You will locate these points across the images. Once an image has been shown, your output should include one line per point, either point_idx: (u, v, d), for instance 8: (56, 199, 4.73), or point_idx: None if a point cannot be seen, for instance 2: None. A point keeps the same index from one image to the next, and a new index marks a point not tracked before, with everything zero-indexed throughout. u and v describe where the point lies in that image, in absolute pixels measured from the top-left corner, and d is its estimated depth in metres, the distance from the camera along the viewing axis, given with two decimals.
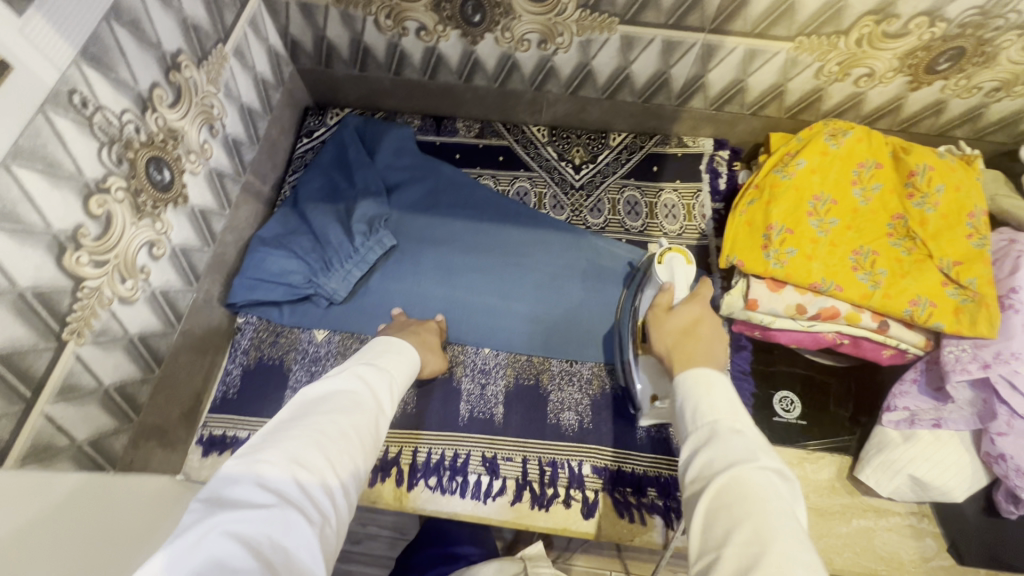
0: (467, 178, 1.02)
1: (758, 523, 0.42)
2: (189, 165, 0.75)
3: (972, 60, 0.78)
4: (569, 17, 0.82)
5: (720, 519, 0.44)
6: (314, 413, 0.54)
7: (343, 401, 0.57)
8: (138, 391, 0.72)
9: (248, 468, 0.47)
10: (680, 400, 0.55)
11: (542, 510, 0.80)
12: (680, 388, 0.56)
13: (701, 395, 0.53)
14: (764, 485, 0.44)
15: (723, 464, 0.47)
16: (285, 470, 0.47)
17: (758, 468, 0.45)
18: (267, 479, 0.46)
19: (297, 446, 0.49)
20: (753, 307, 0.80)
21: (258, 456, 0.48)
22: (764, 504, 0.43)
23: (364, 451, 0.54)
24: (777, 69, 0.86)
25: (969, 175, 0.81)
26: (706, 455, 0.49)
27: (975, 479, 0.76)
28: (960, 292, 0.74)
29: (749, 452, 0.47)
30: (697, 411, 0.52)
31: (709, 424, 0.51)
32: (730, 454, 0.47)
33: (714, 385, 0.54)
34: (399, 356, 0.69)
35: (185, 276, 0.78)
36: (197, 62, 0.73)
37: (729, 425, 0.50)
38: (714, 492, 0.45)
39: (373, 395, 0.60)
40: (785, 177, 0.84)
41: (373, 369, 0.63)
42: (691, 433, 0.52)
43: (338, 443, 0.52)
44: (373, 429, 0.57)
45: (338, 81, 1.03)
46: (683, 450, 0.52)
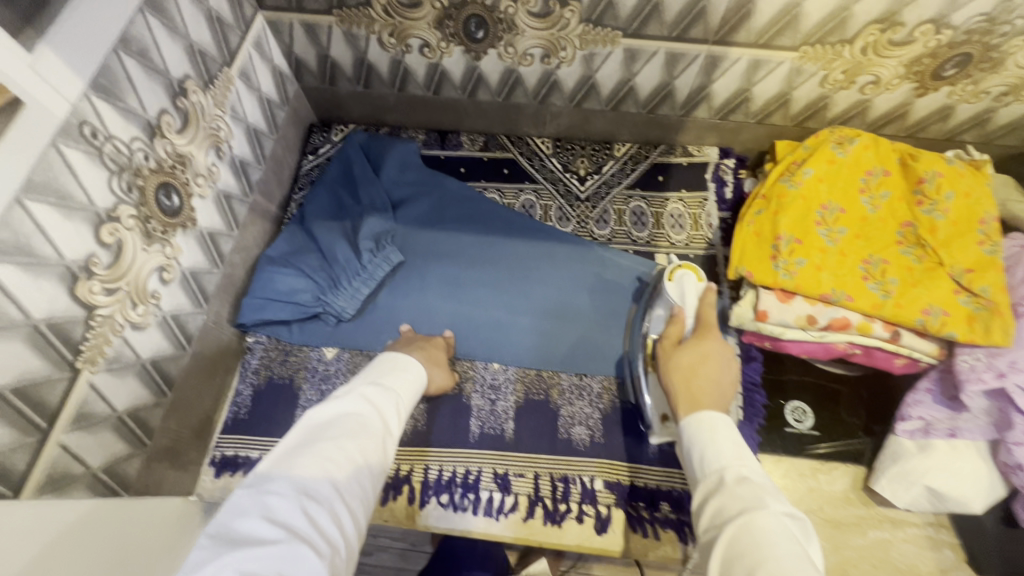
0: (472, 192, 1.02)
1: (771, 566, 0.42)
2: (198, 189, 0.75)
3: (979, 65, 0.78)
4: (572, 31, 0.82)
5: (735, 563, 0.45)
6: (320, 439, 0.54)
7: (350, 425, 0.57)
8: (151, 415, 0.72)
9: (257, 501, 0.47)
10: (689, 448, 0.57)
11: (554, 526, 0.79)
12: (687, 437, 0.58)
13: (707, 442, 0.55)
14: (773, 526, 0.45)
15: (734, 510, 0.48)
16: (293, 501, 0.47)
17: (766, 510, 0.46)
18: (276, 512, 0.47)
19: (305, 475, 0.50)
20: (763, 318, 0.79)
21: (266, 487, 0.49)
22: (774, 548, 0.44)
23: (370, 477, 0.54)
24: (781, 78, 0.85)
25: (978, 181, 0.80)
26: (717, 502, 0.50)
27: (992, 491, 0.75)
28: (973, 300, 0.74)
29: (758, 496, 0.48)
30: (704, 459, 0.54)
31: (716, 471, 0.53)
32: (739, 500, 0.49)
33: (719, 432, 0.56)
34: (405, 374, 0.69)
35: (195, 299, 0.78)
36: (203, 86, 0.74)
37: (736, 471, 0.52)
38: (727, 539, 0.46)
39: (381, 417, 0.60)
40: (792, 187, 0.83)
41: (379, 390, 0.63)
42: (701, 482, 0.53)
43: (344, 471, 0.52)
44: (381, 453, 0.57)
45: (342, 98, 1.03)
46: (696, 497, 0.53)
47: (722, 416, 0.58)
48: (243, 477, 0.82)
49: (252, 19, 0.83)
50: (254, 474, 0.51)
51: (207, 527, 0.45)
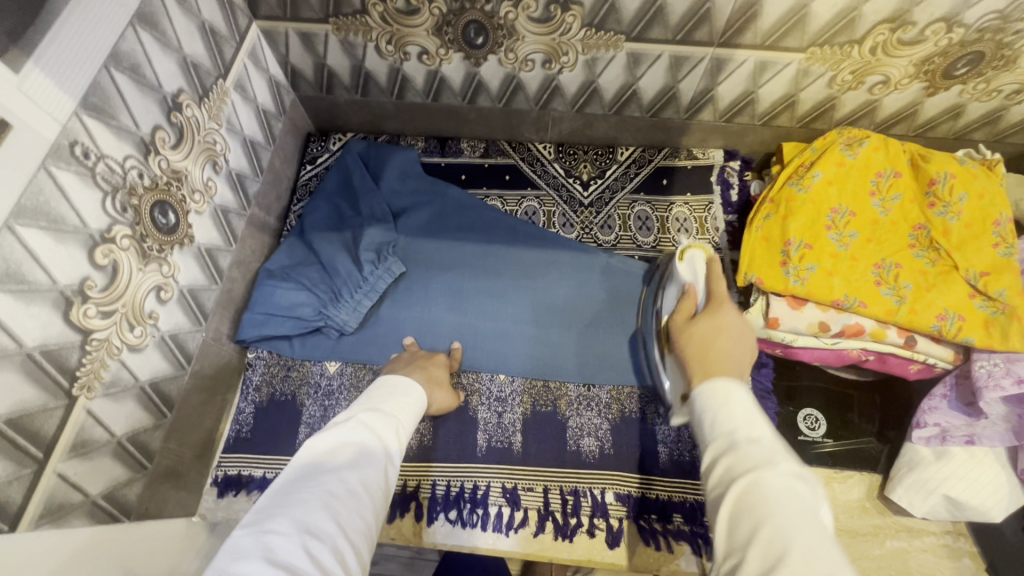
0: (474, 200, 1.00)
1: (779, 524, 0.40)
2: (195, 205, 0.74)
3: (992, 63, 0.76)
4: (574, 36, 0.80)
5: (742, 518, 0.43)
6: (320, 472, 0.53)
7: (351, 454, 0.55)
8: (151, 438, 0.71)
9: (257, 541, 0.45)
10: (699, 413, 0.53)
11: (565, 540, 0.78)
12: (699, 402, 0.53)
13: (719, 404, 0.51)
14: (784, 486, 0.43)
15: (743, 469, 0.45)
16: (294, 539, 0.45)
17: (778, 472, 0.43)
18: (277, 552, 0.44)
19: (306, 511, 0.48)
20: (775, 325, 0.77)
21: (265, 526, 0.47)
22: (785, 509, 0.41)
23: (373, 509, 0.53)
24: (788, 80, 0.84)
25: (992, 181, 0.79)
26: (727, 461, 0.47)
27: (1013, 498, 0.74)
28: (989, 305, 0.72)
29: (770, 457, 0.45)
30: (715, 422, 0.50)
31: (727, 433, 0.49)
32: (749, 461, 0.45)
33: (731, 395, 0.51)
34: (405, 397, 0.68)
35: (194, 316, 0.77)
36: (198, 100, 0.72)
37: (746, 433, 0.48)
38: (735, 497, 0.44)
39: (382, 445, 0.58)
40: (801, 190, 0.82)
41: (379, 416, 0.62)
42: (709, 444, 0.50)
43: (346, 504, 0.50)
44: (383, 483, 0.55)
45: (340, 107, 1.02)
46: (704, 460, 0.50)
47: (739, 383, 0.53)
48: (247, 496, 0.81)
49: (246, 29, 0.82)
50: (253, 513, 0.49)
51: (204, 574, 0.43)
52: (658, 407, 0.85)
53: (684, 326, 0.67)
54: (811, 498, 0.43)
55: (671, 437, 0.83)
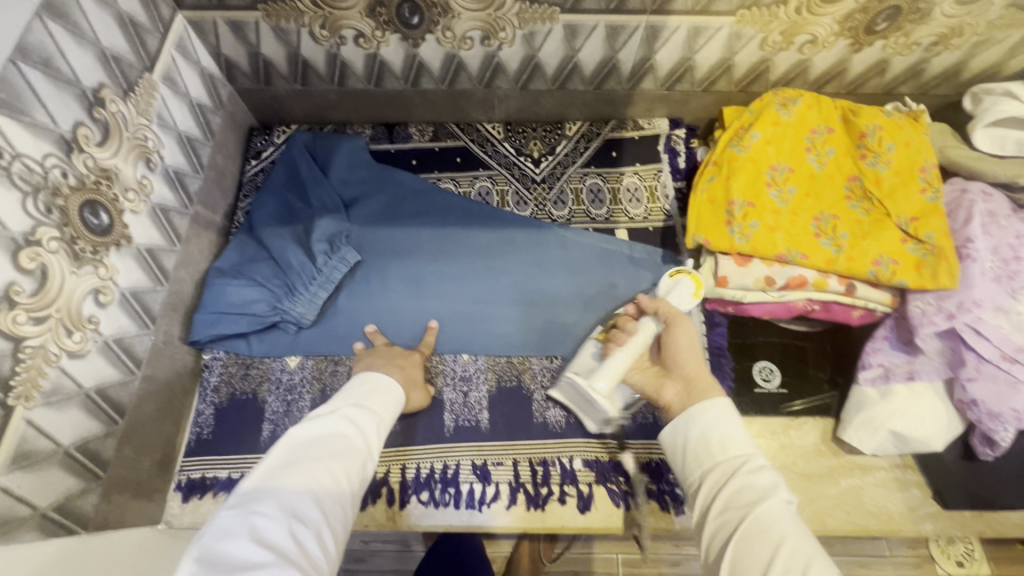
0: (425, 184, 0.99)
1: (791, 544, 0.46)
2: (129, 204, 0.71)
3: (909, 17, 0.79)
4: (508, 10, 0.80)
5: (761, 540, 0.47)
6: (305, 460, 0.54)
7: (336, 445, 0.56)
8: (103, 446, 0.68)
9: (244, 522, 0.46)
10: (703, 424, 0.58)
11: (538, 510, 0.80)
12: (704, 414, 0.59)
13: (726, 425, 0.57)
14: (788, 510, 0.49)
15: (754, 493, 0.51)
16: (281, 523, 0.47)
17: (786, 498, 0.50)
18: (264, 535, 0.46)
19: (293, 497, 0.50)
20: (723, 284, 0.80)
21: (252, 508, 0.48)
22: (797, 531, 0.48)
23: (351, 498, 0.55)
24: (722, 44, 0.86)
25: (917, 131, 0.83)
26: (736, 483, 0.52)
27: (951, 427, 0.77)
28: (920, 247, 0.76)
29: (776, 485, 0.51)
30: (724, 443, 0.56)
31: (737, 458, 0.55)
32: (755, 487, 0.51)
33: (735, 420, 0.58)
34: (387, 394, 0.68)
35: (140, 320, 0.74)
36: (123, 95, 0.70)
37: (753, 459, 0.54)
38: (749, 520, 0.49)
39: (363, 437, 0.60)
40: (741, 151, 0.84)
41: (362, 410, 0.62)
42: (718, 464, 0.55)
43: (330, 493, 0.52)
44: (362, 474, 0.57)
45: (280, 98, 0.99)
46: (709, 477, 0.55)
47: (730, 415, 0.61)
48: (213, 498, 0.79)
49: (170, 20, 0.79)
50: (238, 494, 0.50)
51: (191, 551, 0.44)
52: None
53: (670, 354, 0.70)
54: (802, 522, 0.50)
55: None
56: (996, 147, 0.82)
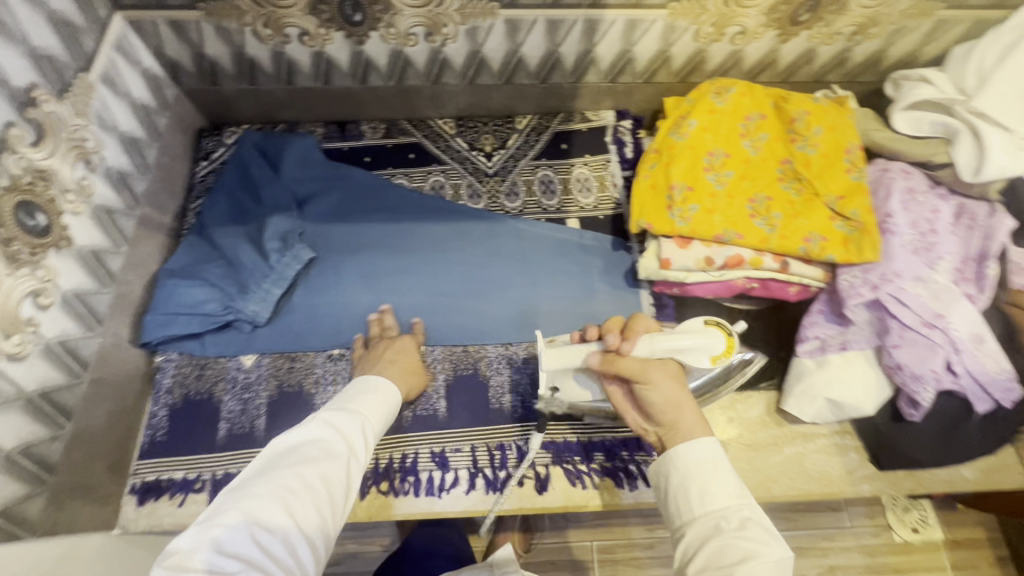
0: (379, 180, 1.00)
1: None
2: (69, 206, 0.71)
3: (828, 7, 0.84)
4: (449, 7, 0.82)
5: None
6: (278, 467, 0.55)
7: (312, 451, 0.57)
8: (49, 450, 0.68)
9: (210, 530, 0.49)
10: (683, 474, 0.57)
11: (497, 493, 0.81)
12: (684, 464, 0.57)
13: (707, 476, 0.56)
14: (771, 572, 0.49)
15: (736, 554, 0.50)
16: (242, 533, 0.49)
17: (768, 558, 0.50)
18: (225, 544, 0.48)
19: (260, 505, 0.51)
20: (667, 266, 0.83)
21: (219, 517, 0.50)
22: None
23: (332, 501, 0.55)
24: (658, 36, 0.89)
25: (841, 116, 0.88)
26: (718, 543, 0.52)
27: (880, 391, 0.80)
28: (846, 224, 0.81)
29: (762, 542, 0.51)
30: (705, 495, 0.55)
31: (720, 512, 0.54)
32: (738, 546, 0.51)
33: (721, 468, 0.56)
34: (374, 395, 0.68)
35: (85, 322, 0.74)
36: (58, 95, 0.69)
37: (738, 513, 0.53)
38: None
39: (346, 440, 0.60)
40: (679, 139, 0.88)
41: (346, 414, 0.62)
42: (698, 518, 0.54)
43: (301, 500, 0.53)
44: (345, 477, 0.57)
45: (229, 99, 0.99)
46: (690, 529, 0.54)
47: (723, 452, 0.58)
48: (170, 500, 0.78)
49: (108, 20, 0.78)
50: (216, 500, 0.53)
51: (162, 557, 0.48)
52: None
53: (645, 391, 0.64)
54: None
55: None
56: (913, 128, 0.87)
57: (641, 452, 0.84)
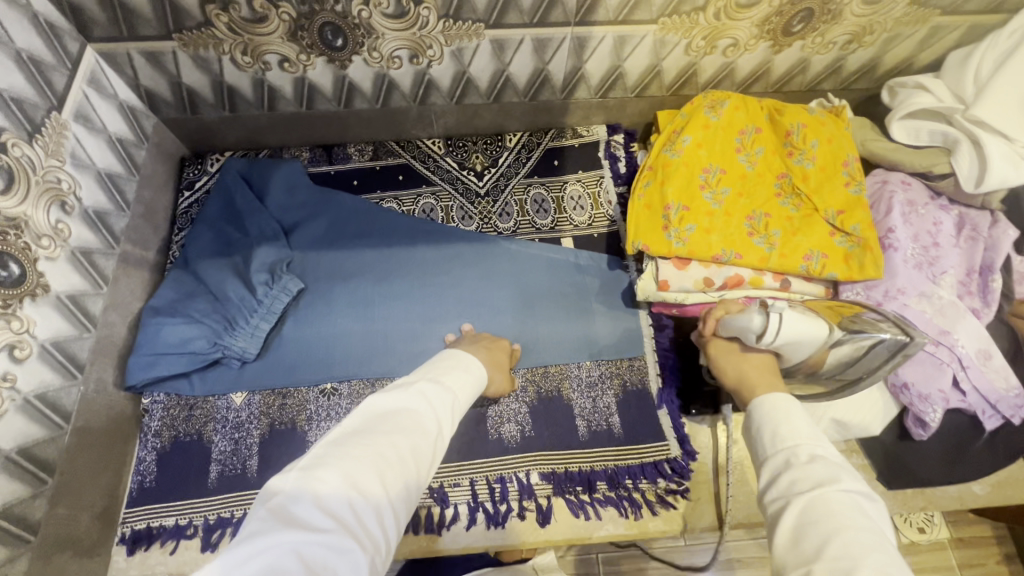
0: (368, 204, 0.97)
1: (846, 537, 0.43)
2: (44, 251, 0.68)
3: (822, 18, 0.82)
4: (433, 29, 0.79)
5: (811, 533, 0.45)
6: (376, 431, 0.55)
7: (404, 422, 0.57)
8: (30, 509, 0.66)
9: (309, 483, 0.48)
10: (757, 419, 0.56)
11: (498, 528, 0.79)
12: (756, 413, 0.57)
13: (778, 418, 0.55)
14: (847, 503, 0.46)
15: (807, 485, 0.48)
16: (342, 493, 0.48)
17: (844, 487, 0.47)
18: (325, 500, 0.47)
19: (360, 468, 0.50)
20: (665, 288, 0.81)
21: (320, 471, 0.49)
22: (851, 522, 0.44)
23: (419, 477, 0.55)
24: (648, 51, 0.87)
25: (838, 127, 0.86)
26: (790, 476, 0.50)
27: (886, 411, 0.79)
28: (847, 239, 0.79)
29: (833, 474, 0.48)
30: (777, 434, 0.54)
31: (791, 449, 0.52)
32: (809, 478, 0.49)
33: (792, 411, 0.55)
34: (465, 374, 0.69)
35: (65, 371, 0.71)
36: (28, 138, 0.67)
37: (809, 450, 0.51)
38: (799, 510, 0.47)
39: (436, 418, 0.60)
40: (674, 155, 0.86)
41: (437, 390, 0.63)
42: (771, 455, 0.53)
43: (395, 469, 0.53)
44: (432, 453, 0.57)
45: (210, 126, 0.96)
46: (763, 469, 0.53)
47: (795, 400, 0.57)
48: (161, 548, 0.76)
49: (79, 54, 0.75)
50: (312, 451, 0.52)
51: (263, 502, 0.47)
52: (624, 376, 0.88)
53: (726, 357, 0.68)
54: (872, 518, 0.46)
55: (588, 409, 0.86)
56: (912, 138, 0.85)
57: (643, 478, 0.82)
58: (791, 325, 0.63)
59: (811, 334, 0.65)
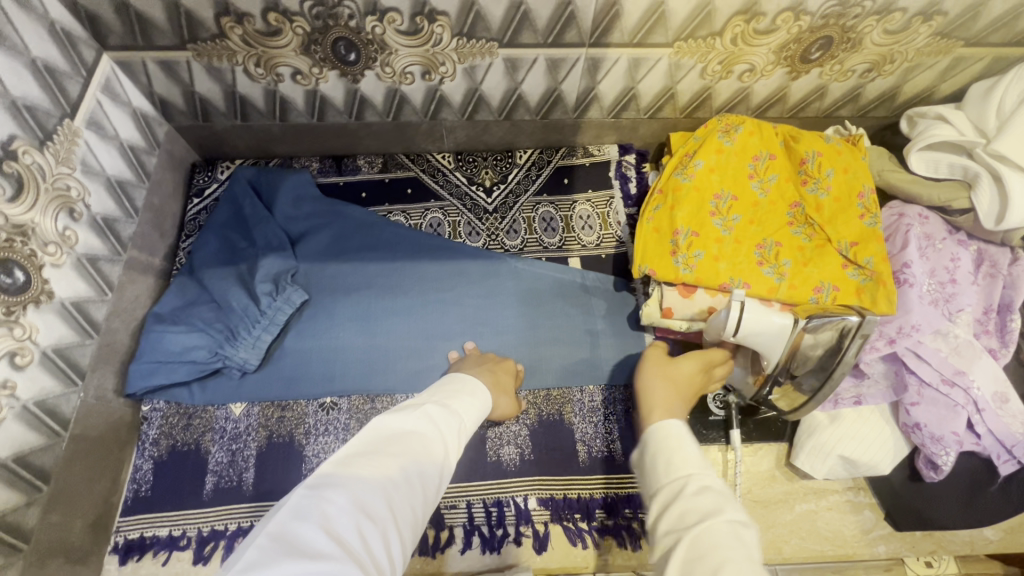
0: (376, 217, 0.97)
1: (727, 569, 0.44)
2: (49, 258, 0.69)
3: (841, 46, 0.81)
4: (446, 46, 0.79)
5: (698, 567, 0.46)
6: (383, 453, 0.54)
7: (411, 445, 0.56)
8: (24, 517, 0.66)
9: (317, 504, 0.47)
10: (653, 449, 0.59)
11: (493, 553, 0.78)
12: (653, 442, 0.60)
13: (674, 449, 0.57)
14: (728, 531, 0.48)
15: (695, 517, 0.50)
16: (350, 517, 0.47)
17: (724, 516, 0.49)
18: (332, 524, 0.46)
19: (367, 491, 0.50)
20: (668, 314, 0.81)
21: (327, 492, 0.49)
22: (732, 551, 0.46)
23: (422, 501, 0.54)
24: (663, 73, 0.86)
25: (855, 156, 0.84)
26: (679, 507, 0.52)
27: (897, 451, 0.76)
28: (860, 272, 0.77)
29: (716, 504, 0.50)
30: (669, 466, 0.56)
31: (680, 479, 0.54)
32: (697, 507, 0.51)
33: (684, 442, 0.58)
34: (470, 397, 0.68)
35: (66, 377, 0.71)
36: (39, 145, 0.67)
37: (697, 480, 0.54)
38: (686, 544, 0.48)
39: (442, 441, 0.60)
40: (684, 180, 0.84)
41: (444, 413, 0.62)
42: (664, 486, 0.55)
43: (400, 494, 0.52)
44: (437, 477, 0.57)
45: (221, 134, 0.96)
46: (654, 505, 0.55)
47: (687, 430, 0.60)
48: (153, 558, 0.76)
49: (94, 62, 0.76)
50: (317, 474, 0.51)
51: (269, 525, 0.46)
52: (627, 402, 0.87)
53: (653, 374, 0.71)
54: (750, 545, 0.48)
55: (589, 434, 0.85)
56: (930, 170, 0.82)
57: (642, 509, 0.81)
58: (751, 315, 0.70)
59: (772, 326, 0.70)
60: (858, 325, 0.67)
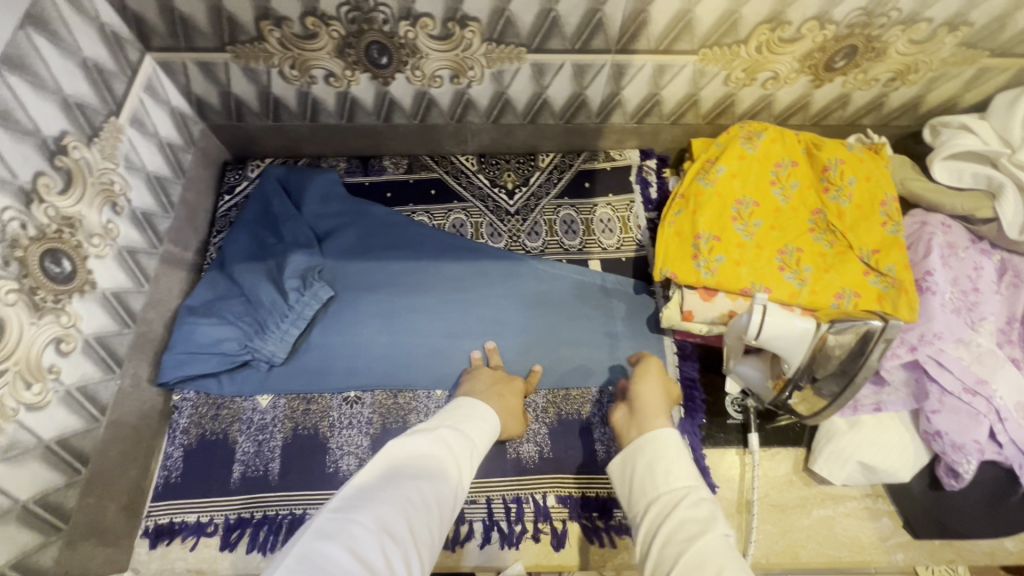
0: (400, 217, 0.99)
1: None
2: (94, 249, 0.71)
3: (865, 55, 0.82)
4: (476, 51, 0.81)
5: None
6: (400, 478, 0.55)
7: (426, 468, 0.57)
8: (64, 498, 0.69)
9: (340, 527, 0.48)
10: (649, 453, 0.60)
11: (512, 548, 0.79)
12: (649, 446, 0.60)
13: (671, 458, 0.58)
14: (722, 543, 0.49)
15: (696, 526, 0.51)
16: (373, 538, 0.48)
17: (717, 528, 0.51)
18: (356, 546, 0.47)
19: (387, 513, 0.51)
20: (689, 317, 0.81)
21: (349, 516, 0.50)
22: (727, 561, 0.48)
23: (440, 524, 0.55)
24: (687, 80, 0.87)
25: (877, 165, 0.85)
26: (680, 516, 0.53)
27: (917, 459, 0.76)
28: (881, 279, 0.78)
29: (710, 516, 0.52)
30: (669, 473, 0.57)
31: (679, 490, 0.56)
32: (696, 519, 0.52)
33: (680, 449, 0.59)
34: (482, 421, 0.69)
35: (105, 364, 0.74)
36: (87, 140, 0.70)
37: (695, 493, 0.55)
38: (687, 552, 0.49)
39: (456, 466, 0.61)
40: (707, 185, 0.85)
41: (457, 437, 0.63)
42: (663, 494, 0.56)
43: (420, 516, 0.53)
44: (452, 501, 0.57)
45: (254, 133, 0.99)
46: (649, 514, 0.56)
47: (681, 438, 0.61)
48: (181, 543, 0.78)
49: (139, 62, 0.79)
50: (338, 499, 0.52)
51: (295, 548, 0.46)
52: None
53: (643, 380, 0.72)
54: None
55: (607, 434, 0.86)
56: (952, 179, 0.82)
57: None
58: (774, 319, 0.71)
59: (794, 330, 0.71)
60: (880, 329, 0.67)
